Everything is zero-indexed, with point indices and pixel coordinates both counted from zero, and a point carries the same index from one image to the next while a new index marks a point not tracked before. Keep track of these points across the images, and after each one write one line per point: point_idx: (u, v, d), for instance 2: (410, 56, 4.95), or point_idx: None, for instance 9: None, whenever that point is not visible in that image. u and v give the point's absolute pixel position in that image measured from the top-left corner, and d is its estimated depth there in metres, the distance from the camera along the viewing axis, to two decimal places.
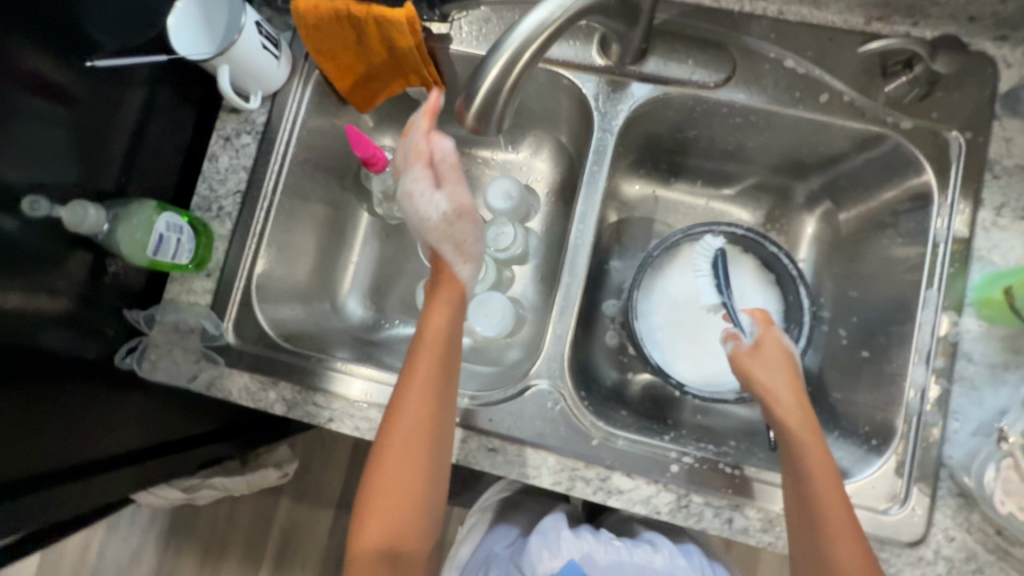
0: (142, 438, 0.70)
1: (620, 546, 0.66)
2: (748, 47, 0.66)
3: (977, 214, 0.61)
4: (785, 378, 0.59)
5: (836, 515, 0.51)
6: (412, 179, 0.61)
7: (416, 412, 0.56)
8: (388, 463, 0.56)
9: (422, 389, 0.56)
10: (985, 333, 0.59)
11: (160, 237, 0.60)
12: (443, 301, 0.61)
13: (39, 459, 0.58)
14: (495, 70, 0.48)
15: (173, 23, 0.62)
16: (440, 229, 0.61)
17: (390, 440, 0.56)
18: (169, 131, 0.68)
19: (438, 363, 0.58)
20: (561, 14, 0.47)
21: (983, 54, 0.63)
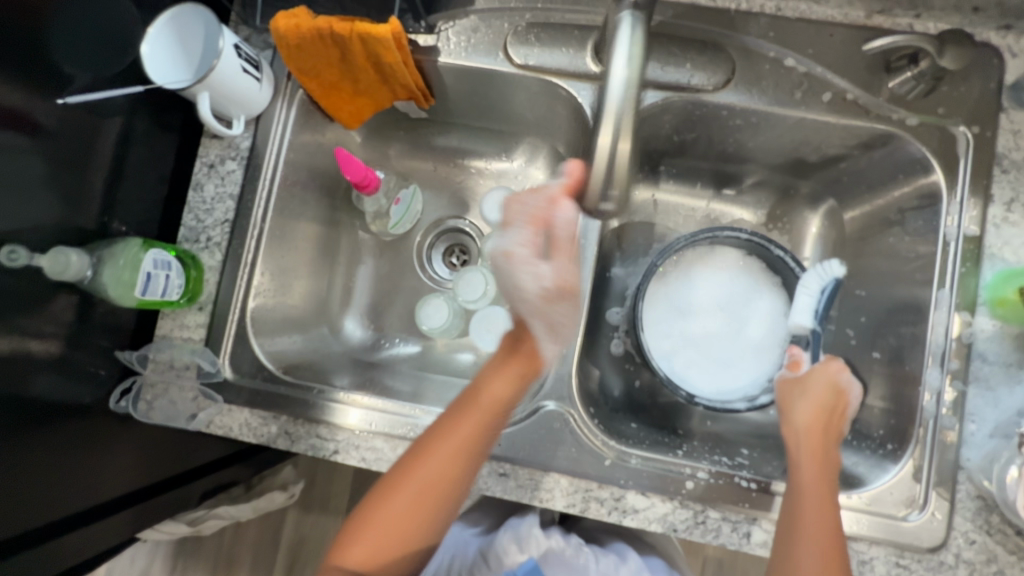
0: (145, 478, 0.68)
1: (587, 551, 0.70)
2: (748, 47, 0.63)
3: (987, 210, 0.60)
4: (817, 406, 0.61)
5: (814, 527, 0.53)
6: (517, 240, 0.51)
7: (444, 462, 0.55)
8: (396, 497, 0.55)
9: (464, 440, 0.56)
10: (998, 332, 0.58)
11: (149, 276, 0.58)
12: (511, 373, 0.58)
13: (38, 512, 0.56)
14: (620, 136, 0.53)
15: (148, 51, 0.58)
16: (537, 307, 0.54)
17: (411, 470, 0.56)
18: (151, 160, 0.65)
19: (488, 422, 0.57)
20: (637, 69, 0.51)
21: (988, 45, 0.61)
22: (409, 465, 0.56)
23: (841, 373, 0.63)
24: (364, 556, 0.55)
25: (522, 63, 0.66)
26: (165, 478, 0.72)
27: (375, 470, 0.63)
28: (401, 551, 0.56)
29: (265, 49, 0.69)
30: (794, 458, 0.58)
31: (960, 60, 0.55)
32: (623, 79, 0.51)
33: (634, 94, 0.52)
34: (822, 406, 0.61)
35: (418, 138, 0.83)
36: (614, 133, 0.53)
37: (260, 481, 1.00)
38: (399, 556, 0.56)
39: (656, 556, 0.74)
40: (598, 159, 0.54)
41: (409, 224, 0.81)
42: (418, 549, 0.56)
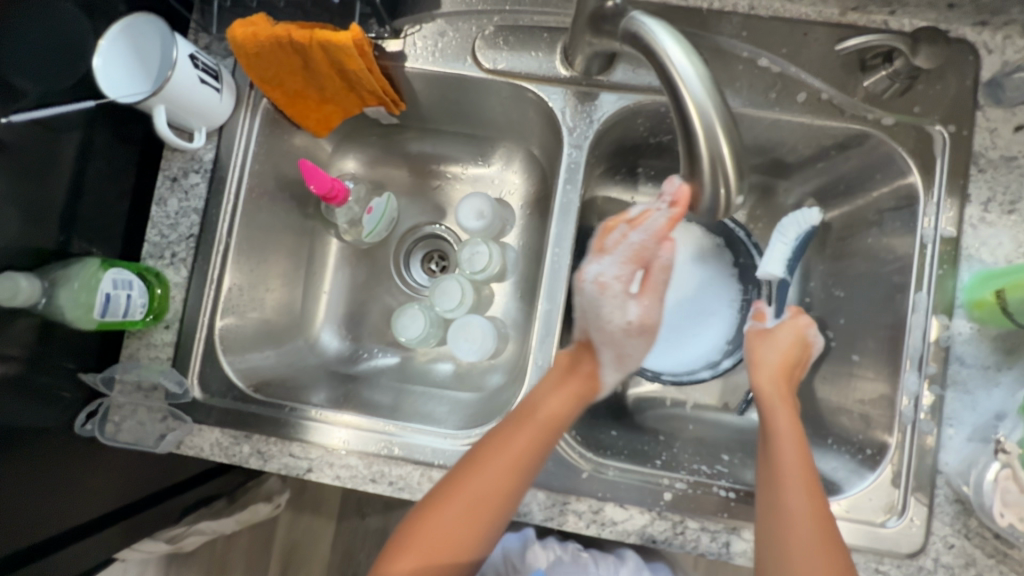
0: (121, 498, 0.67)
1: (586, 558, 0.71)
2: (721, 47, 0.62)
3: (964, 211, 0.59)
4: (784, 353, 0.61)
5: (789, 468, 0.52)
6: (615, 273, 0.56)
7: (498, 478, 0.54)
8: (446, 514, 0.53)
9: (515, 456, 0.55)
10: (976, 335, 0.57)
11: (108, 297, 0.56)
12: (569, 391, 0.58)
13: (13, 538, 0.55)
14: (721, 135, 0.39)
15: (99, 64, 0.56)
16: (620, 333, 0.59)
17: (458, 487, 0.54)
18: (111, 174, 0.62)
19: (542, 438, 0.56)
20: (687, 61, 0.39)
21: (963, 41, 0.60)
22: (461, 482, 0.54)
23: (810, 328, 0.63)
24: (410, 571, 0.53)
25: (491, 68, 0.65)
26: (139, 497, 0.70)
27: (350, 488, 0.61)
28: (450, 566, 0.53)
29: (225, 57, 0.67)
30: (766, 401, 0.58)
31: (934, 59, 0.54)
32: (696, 74, 0.39)
33: (711, 80, 0.39)
34: (791, 354, 0.61)
35: (391, 144, 0.81)
36: (714, 138, 0.39)
37: (245, 490, 0.98)
38: (449, 573, 0.53)
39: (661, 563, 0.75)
40: (700, 174, 0.40)
41: (384, 230, 0.79)
42: (467, 565, 0.54)
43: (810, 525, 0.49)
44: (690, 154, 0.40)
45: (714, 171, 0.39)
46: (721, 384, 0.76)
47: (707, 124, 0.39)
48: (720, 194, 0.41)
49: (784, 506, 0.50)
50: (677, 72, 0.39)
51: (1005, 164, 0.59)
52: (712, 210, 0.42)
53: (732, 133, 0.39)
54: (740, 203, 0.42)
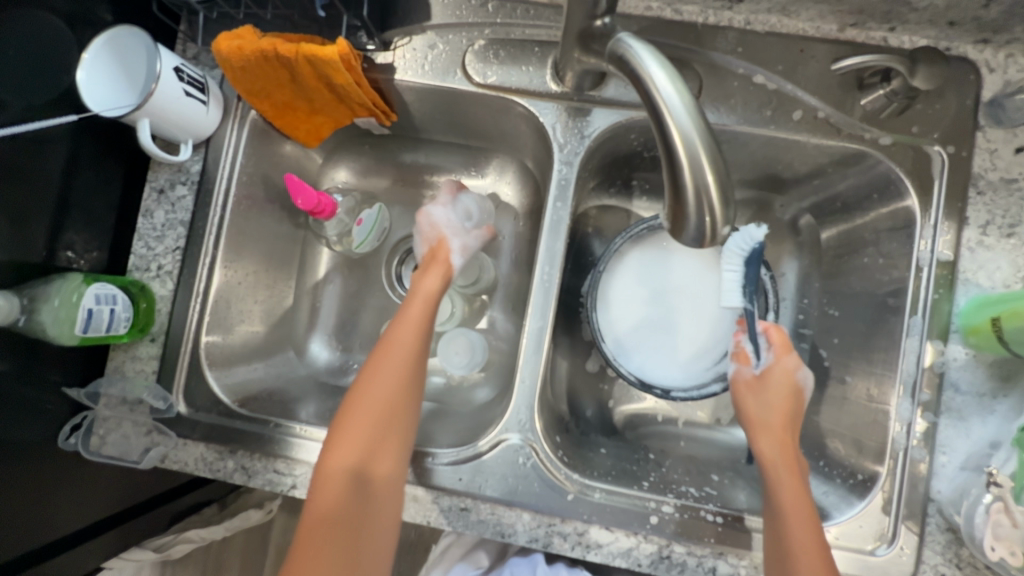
0: (116, 504, 0.68)
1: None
2: (715, 63, 0.60)
3: (962, 234, 0.57)
4: (783, 407, 0.59)
5: (799, 544, 0.51)
6: (440, 200, 0.71)
7: (402, 346, 0.59)
8: (364, 403, 0.56)
9: (411, 332, 0.59)
10: (972, 361, 0.56)
11: (90, 313, 0.56)
12: (436, 271, 0.65)
13: (13, 545, 0.56)
14: (706, 165, 0.37)
15: (82, 78, 0.55)
16: (462, 231, 0.70)
17: (370, 377, 0.57)
18: (96, 187, 0.61)
19: (428, 314, 0.61)
20: (670, 88, 0.38)
21: (964, 60, 0.59)
22: (372, 366, 0.58)
23: (799, 371, 0.62)
24: (348, 455, 0.54)
25: (481, 82, 0.64)
26: (127, 505, 0.70)
27: None
28: (388, 441, 0.55)
29: (213, 68, 0.66)
30: (767, 467, 0.56)
31: (931, 81, 0.52)
32: (682, 101, 0.38)
33: (697, 108, 0.38)
34: (789, 409, 0.60)
35: (384, 153, 0.80)
36: (699, 167, 0.37)
37: (234, 498, 0.99)
38: (387, 445, 0.55)
39: None
40: (685, 203, 0.39)
41: (375, 240, 0.78)
42: (404, 437, 0.56)
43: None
44: (674, 182, 0.39)
45: (699, 200, 0.38)
46: (713, 400, 0.76)
47: (692, 154, 0.37)
48: (704, 223, 0.39)
49: None
50: (663, 99, 0.38)
51: (1005, 186, 0.57)
52: (698, 238, 0.41)
53: (718, 163, 0.38)
54: (727, 231, 0.41)
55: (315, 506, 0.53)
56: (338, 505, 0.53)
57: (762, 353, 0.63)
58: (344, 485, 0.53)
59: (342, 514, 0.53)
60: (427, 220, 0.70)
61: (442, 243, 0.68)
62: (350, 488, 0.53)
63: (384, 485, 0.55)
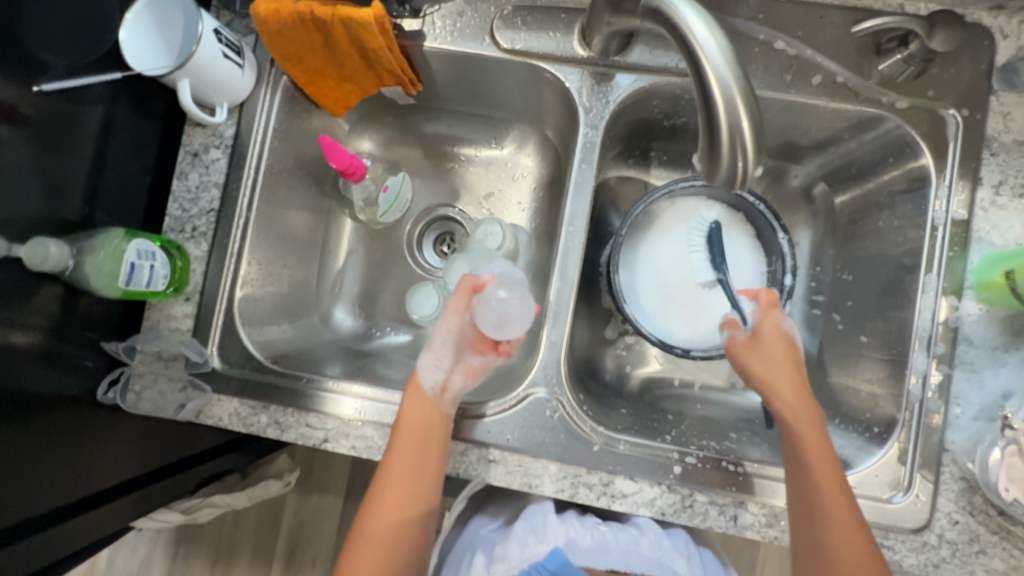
0: (179, 451, 0.71)
1: (606, 531, 0.65)
2: (736, 29, 0.62)
3: (976, 194, 0.59)
4: (783, 351, 0.61)
5: (827, 488, 0.53)
6: None
7: (389, 499, 0.58)
8: (360, 550, 0.57)
9: (394, 478, 0.58)
10: (985, 315, 0.58)
11: (133, 266, 0.57)
12: (415, 393, 0.60)
13: (84, 481, 0.59)
14: (740, 105, 0.39)
15: (123, 38, 0.57)
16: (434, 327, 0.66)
17: (363, 524, 0.58)
18: (134, 149, 0.63)
19: (411, 454, 0.58)
20: (706, 33, 0.40)
21: (979, 26, 0.60)
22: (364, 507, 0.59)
23: (784, 322, 0.63)
24: None
25: (508, 47, 0.65)
26: (171, 460, 0.70)
27: (365, 458, 0.63)
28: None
29: (247, 35, 0.68)
30: (791, 423, 0.58)
31: (949, 43, 0.54)
32: (717, 45, 0.40)
33: (732, 52, 0.40)
34: (789, 354, 0.61)
35: (407, 124, 0.82)
36: (734, 109, 0.39)
37: (255, 468, 1.01)
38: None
39: (680, 529, 0.70)
40: (719, 145, 0.41)
41: (399, 211, 0.81)
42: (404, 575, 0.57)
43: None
44: (708, 125, 0.41)
45: (732, 141, 0.40)
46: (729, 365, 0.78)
47: (727, 95, 0.39)
48: (737, 166, 0.41)
49: (823, 525, 0.52)
50: (699, 44, 0.40)
51: (1017, 148, 0.59)
52: (729, 182, 0.42)
53: (751, 106, 0.40)
54: (758, 174, 0.42)
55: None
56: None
57: (747, 316, 0.66)
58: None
59: None
60: None
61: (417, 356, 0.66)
62: None
63: None
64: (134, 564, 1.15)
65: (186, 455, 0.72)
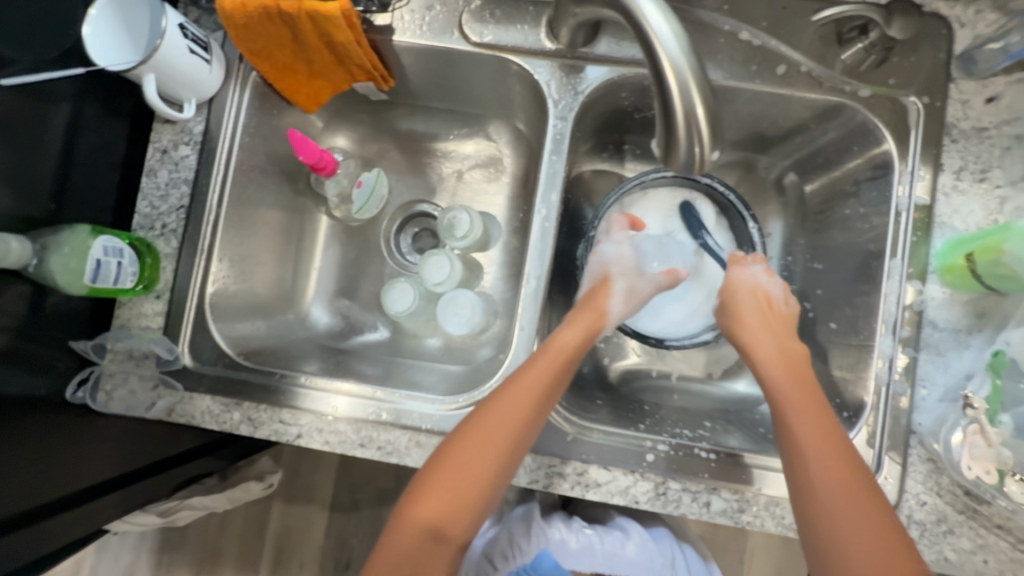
0: (164, 450, 0.69)
1: (592, 534, 0.72)
2: (702, 21, 0.63)
3: (937, 179, 0.60)
4: (742, 306, 0.63)
5: (800, 420, 0.54)
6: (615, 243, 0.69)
7: (512, 416, 0.56)
8: (461, 456, 0.56)
9: (524, 396, 0.57)
10: (948, 298, 0.59)
11: (98, 263, 0.57)
12: (582, 326, 0.63)
13: (60, 482, 0.58)
14: (693, 90, 0.40)
15: (89, 33, 0.57)
16: (632, 274, 0.67)
17: (468, 437, 0.56)
18: (101, 146, 0.62)
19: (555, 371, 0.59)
20: (658, 20, 0.40)
21: (937, 16, 0.62)
22: (473, 425, 0.57)
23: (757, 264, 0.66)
24: (430, 510, 0.55)
25: (478, 41, 0.66)
26: (154, 462, 0.68)
27: (339, 453, 0.63)
28: (468, 506, 0.56)
29: (215, 31, 0.68)
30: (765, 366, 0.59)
31: (907, 31, 0.55)
32: (670, 31, 0.40)
33: (686, 37, 0.40)
34: (748, 308, 0.62)
35: (382, 121, 0.82)
36: (688, 93, 0.40)
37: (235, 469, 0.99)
38: (463, 509, 0.55)
39: (660, 525, 0.77)
40: (675, 130, 0.41)
41: (375, 207, 0.80)
42: (484, 502, 0.56)
43: (845, 505, 0.49)
44: (664, 110, 0.41)
45: (688, 126, 0.41)
46: (705, 355, 0.79)
47: (681, 81, 0.40)
48: (694, 152, 0.42)
49: (799, 448, 0.52)
50: (652, 31, 0.40)
51: (975, 134, 0.61)
52: (689, 166, 0.43)
53: (705, 90, 0.40)
54: (715, 158, 0.43)
55: (391, 548, 0.55)
56: (416, 555, 0.55)
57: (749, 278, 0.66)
58: (419, 537, 0.55)
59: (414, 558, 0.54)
60: (597, 258, 0.68)
61: (596, 294, 0.65)
62: (427, 540, 0.55)
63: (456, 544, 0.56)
64: (118, 571, 1.14)
65: (172, 453, 0.71)
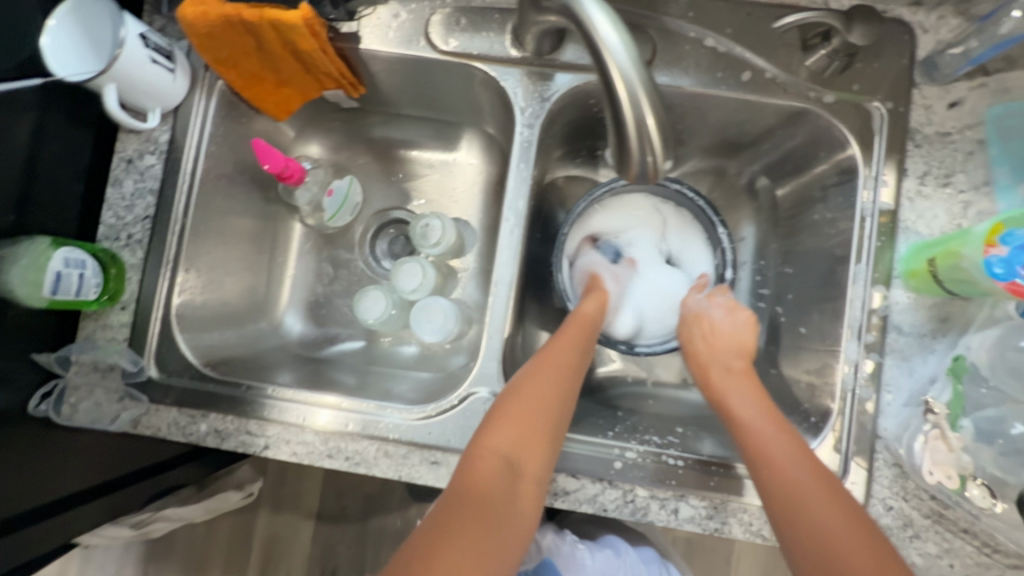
0: (135, 460, 0.69)
1: (584, 549, 0.74)
2: (668, 27, 0.63)
3: (902, 184, 0.61)
4: (684, 335, 0.67)
5: (760, 422, 0.56)
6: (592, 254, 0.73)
7: (568, 358, 0.61)
8: (533, 386, 0.58)
9: (575, 344, 0.63)
10: (913, 303, 0.60)
11: (58, 275, 0.56)
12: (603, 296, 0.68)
13: (28, 494, 0.57)
14: (644, 100, 0.40)
15: (48, 43, 0.56)
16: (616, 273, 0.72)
17: (533, 372, 0.59)
18: (65, 156, 0.62)
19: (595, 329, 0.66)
20: (607, 30, 0.40)
21: (900, 21, 0.62)
22: (535, 366, 0.60)
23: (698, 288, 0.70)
24: (506, 440, 0.55)
25: (444, 49, 0.66)
26: (123, 472, 0.68)
27: (306, 464, 0.62)
28: (541, 444, 0.56)
29: (180, 40, 0.67)
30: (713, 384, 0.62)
31: (867, 37, 0.56)
32: (620, 40, 0.40)
33: (636, 46, 0.40)
34: (690, 335, 0.66)
35: (355, 128, 0.82)
36: (638, 103, 0.40)
37: (213, 479, 0.97)
38: (538, 444, 0.55)
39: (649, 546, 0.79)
40: (628, 141, 0.41)
41: (348, 215, 0.80)
42: (555, 441, 0.57)
43: (819, 490, 0.50)
44: (616, 119, 0.41)
45: (640, 136, 0.41)
46: (680, 360, 0.79)
47: (630, 91, 0.40)
48: (647, 161, 0.42)
49: (764, 447, 0.53)
50: (602, 40, 0.40)
51: (939, 139, 0.61)
52: (643, 175, 0.44)
53: (655, 99, 0.40)
54: (669, 167, 0.44)
55: (468, 483, 0.52)
56: (490, 490, 0.52)
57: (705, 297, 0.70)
58: (499, 467, 0.54)
59: (492, 495, 0.52)
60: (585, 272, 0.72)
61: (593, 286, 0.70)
62: (501, 473, 0.53)
63: (529, 484, 0.54)
64: None
65: (145, 463, 0.71)
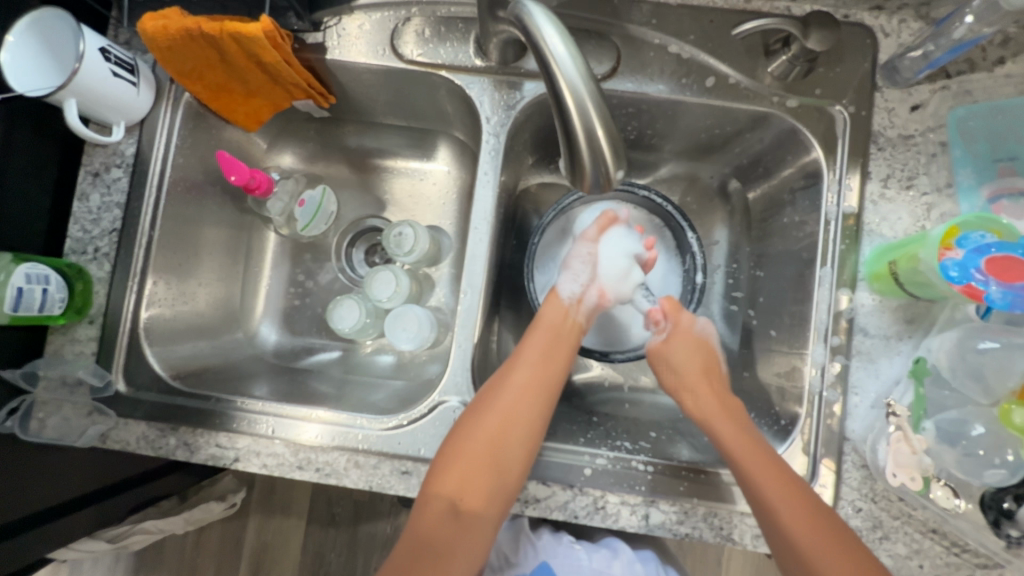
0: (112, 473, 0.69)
1: (580, 550, 0.72)
2: (632, 34, 0.64)
3: (865, 187, 0.61)
4: (682, 367, 0.66)
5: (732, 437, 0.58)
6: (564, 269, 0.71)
7: (526, 391, 0.62)
8: (480, 424, 0.59)
9: (531, 371, 0.63)
10: (878, 306, 0.60)
11: (19, 291, 0.56)
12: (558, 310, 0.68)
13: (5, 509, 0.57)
14: (592, 110, 0.40)
15: (6, 60, 0.56)
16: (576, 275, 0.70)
17: (484, 406, 0.60)
18: (31, 171, 0.61)
19: (555, 349, 0.66)
20: (554, 42, 0.40)
21: (861, 26, 0.63)
22: (485, 399, 0.61)
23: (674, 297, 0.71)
24: (452, 481, 0.57)
25: (410, 58, 0.66)
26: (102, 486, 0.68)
27: (276, 476, 0.62)
28: (484, 483, 0.57)
29: (146, 52, 0.67)
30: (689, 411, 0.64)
31: (824, 43, 0.56)
32: (567, 51, 0.40)
33: (584, 56, 0.40)
34: (688, 369, 0.66)
35: (329, 137, 0.82)
36: (586, 114, 0.40)
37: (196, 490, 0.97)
38: (482, 482, 0.57)
39: (649, 548, 0.76)
40: (579, 150, 0.42)
41: (323, 224, 0.79)
42: (507, 477, 0.58)
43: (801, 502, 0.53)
44: (566, 130, 0.42)
45: (591, 146, 0.41)
46: None
47: (579, 101, 0.40)
48: (600, 170, 0.42)
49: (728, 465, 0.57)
50: (550, 52, 0.40)
51: (902, 142, 0.61)
52: (598, 183, 0.44)
53: (604, 110, 0.40)
54: (623, 175, 0.44)
55: (417, 527, 0.57)
56: (438, 530, 0.57)
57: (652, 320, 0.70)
58: (445, 509, 0.57)
59: (437, 537, 0.56)
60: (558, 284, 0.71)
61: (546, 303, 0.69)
62: (448, 514, 0.57)
63: (476, 520, 0.57)
64: None
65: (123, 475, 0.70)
